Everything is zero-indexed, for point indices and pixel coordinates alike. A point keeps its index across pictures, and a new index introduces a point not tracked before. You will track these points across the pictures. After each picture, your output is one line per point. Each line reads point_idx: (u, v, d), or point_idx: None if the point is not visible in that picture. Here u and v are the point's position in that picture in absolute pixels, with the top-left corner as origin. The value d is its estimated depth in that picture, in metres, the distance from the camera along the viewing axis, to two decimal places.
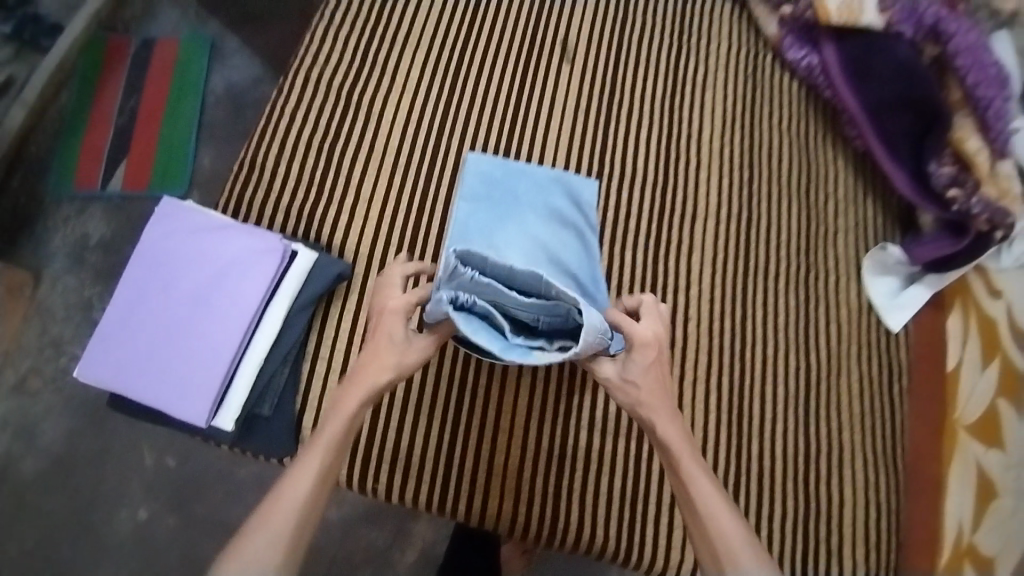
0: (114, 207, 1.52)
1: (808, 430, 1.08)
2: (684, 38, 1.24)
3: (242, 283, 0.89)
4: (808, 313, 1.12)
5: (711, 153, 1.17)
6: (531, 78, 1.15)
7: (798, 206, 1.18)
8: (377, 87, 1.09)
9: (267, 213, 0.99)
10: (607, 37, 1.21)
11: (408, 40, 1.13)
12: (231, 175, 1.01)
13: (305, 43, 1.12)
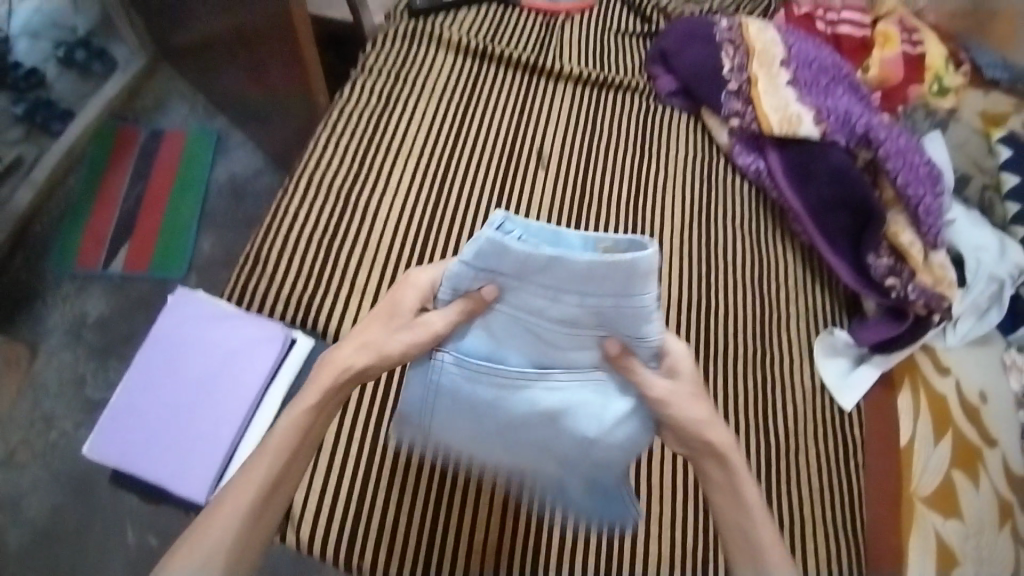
0: (113, 287, 1.58)
1: (772, 505, 1.15)
2: (643, 150, 1.43)
3: (246, 368, 1.03)
4: (766, 393, 1.23)
5: (672, 249, 1.32)
6: (510, 182, 1.30)
7: (751, 296, 1.30)
8: (373, 188, 1.21)
9: (268, 303, 1.08)
10: (577, 150, 1.40)
11: (401, 148, 1.28)
12: (237, 268, 1.11)
13: (308, 149, 1.25)
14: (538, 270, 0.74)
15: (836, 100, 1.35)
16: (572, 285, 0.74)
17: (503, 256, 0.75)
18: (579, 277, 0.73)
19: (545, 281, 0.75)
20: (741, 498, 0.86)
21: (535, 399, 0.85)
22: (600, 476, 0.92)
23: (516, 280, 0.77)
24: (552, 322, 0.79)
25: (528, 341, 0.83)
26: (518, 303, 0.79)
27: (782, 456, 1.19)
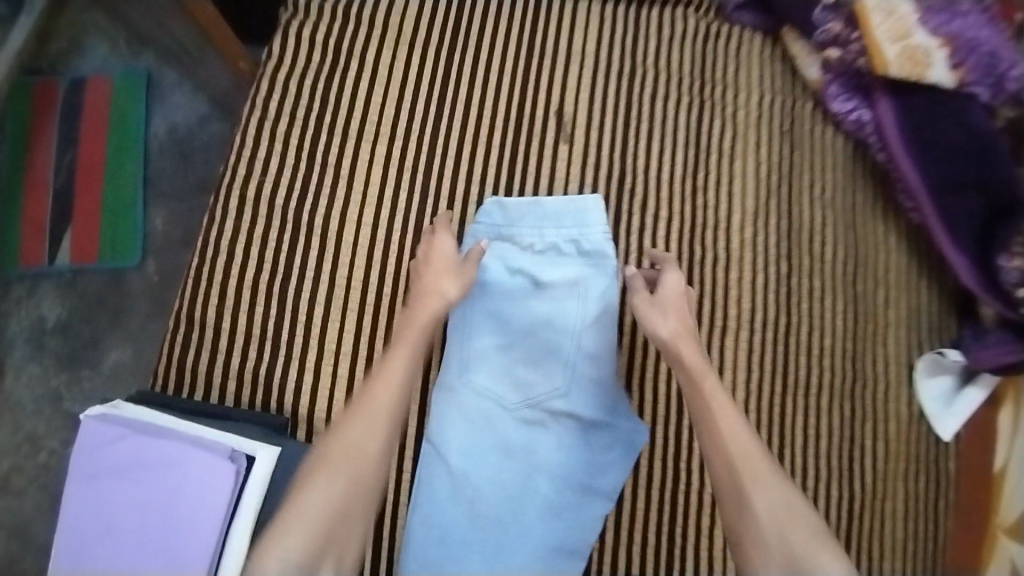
0: (66, 285, 1.33)
1: (868, 563, 0.96)
2: (703, 95, 1.06)
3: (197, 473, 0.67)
4: (857, 427, 0.98)
5: (740, 246, 1.01)
6: (520, 162, 0.98)
7: (844, 305, 1.02)
8: (334, 196, 0.91)
9: (222, 380, 0.81)
10: (610, 100, 1.03)
11: (371, 125, 0.95)
12: (175, 330, 0.83)
13: (248, 141, 0.93)
14: (526, 214, 0.94)
15: (970, 23, 0.98)
16: (548, 220, 0.93)
17: (506, 212, 0.94)
18: (553, 210, 0.94)
19: (532, 222, 0.94)
20: (706, 395, 0.77)
21: (537, 310, 0.91)
22: (600, 380, 0.90)
23: (512, 228, 0.94)
24: (542, 257, 0.93)
25: (525, 264, 0.93)
26: (507, 245, 0.94)
27: (873, 503, 0.97)
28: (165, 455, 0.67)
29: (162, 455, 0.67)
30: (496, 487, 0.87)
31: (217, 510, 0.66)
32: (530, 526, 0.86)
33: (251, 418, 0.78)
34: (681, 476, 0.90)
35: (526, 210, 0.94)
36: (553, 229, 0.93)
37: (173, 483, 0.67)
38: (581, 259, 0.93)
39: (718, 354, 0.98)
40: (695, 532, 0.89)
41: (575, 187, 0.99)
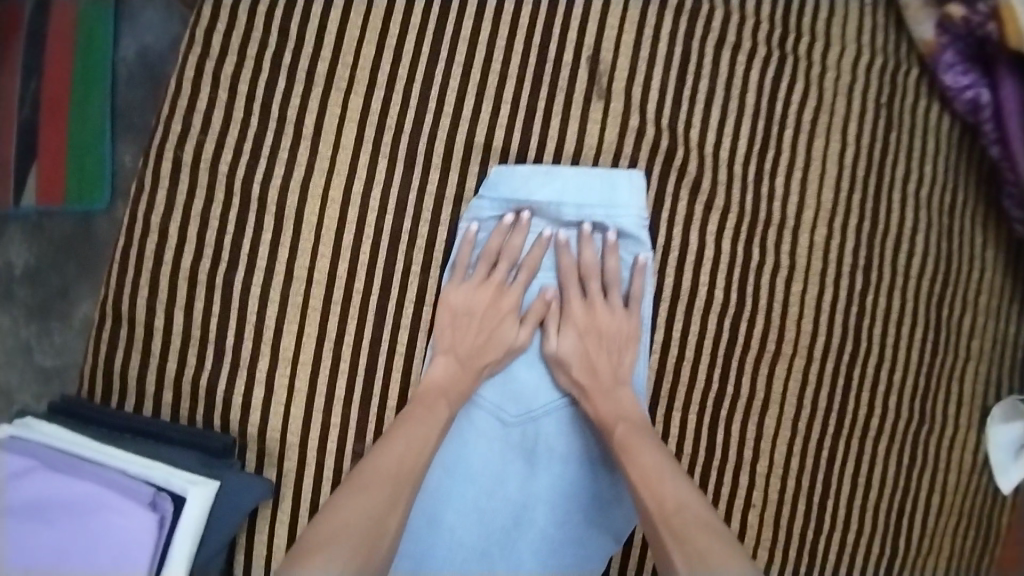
0: (33, 229, 1.19)
1: None
2: (787, 47, 0.79)
3: (120, 518, 0.58)
4: (912, 477, 0.83)
5: (810, 251, 0.79)
6: (537, 124, 0.74)
7: (924, 331, 0.82)
8: (296, 164, 0.72)
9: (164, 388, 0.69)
10: (662, 44, 0.76)
11: (343, 67, 0.73)
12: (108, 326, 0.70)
13: (188, 86, 0.72)
14: (540, 184, 0.72)
15: None
16: (568, 193, 0.72)
17: (516, 184, 0.72)
18: (576, 181, 0.72)
19: (547, 194, 0.72)
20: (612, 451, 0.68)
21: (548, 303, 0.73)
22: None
23: (521, 205, 0.72)
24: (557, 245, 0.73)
25: (534, 252, 0.72)
26: (515, 224, 0.72)
27: (916, 560, 0.84)
28: (80, 493, 0.59)
29: (72, 493, 0.59)
30: (484, 519, 0.72)
31: (133, 559, 0.58)
32: (520, 563, 0.73)
33: (188, 438, 0.67)
34: None
35: (541, 183, 0.72)
36: (574, 209, 0.72)
37: (85, 524, 0.58)
38: (605, 249, 0.73)
39: (767, 386, 0.78)
40: None
41: (608, 158, 0.75)
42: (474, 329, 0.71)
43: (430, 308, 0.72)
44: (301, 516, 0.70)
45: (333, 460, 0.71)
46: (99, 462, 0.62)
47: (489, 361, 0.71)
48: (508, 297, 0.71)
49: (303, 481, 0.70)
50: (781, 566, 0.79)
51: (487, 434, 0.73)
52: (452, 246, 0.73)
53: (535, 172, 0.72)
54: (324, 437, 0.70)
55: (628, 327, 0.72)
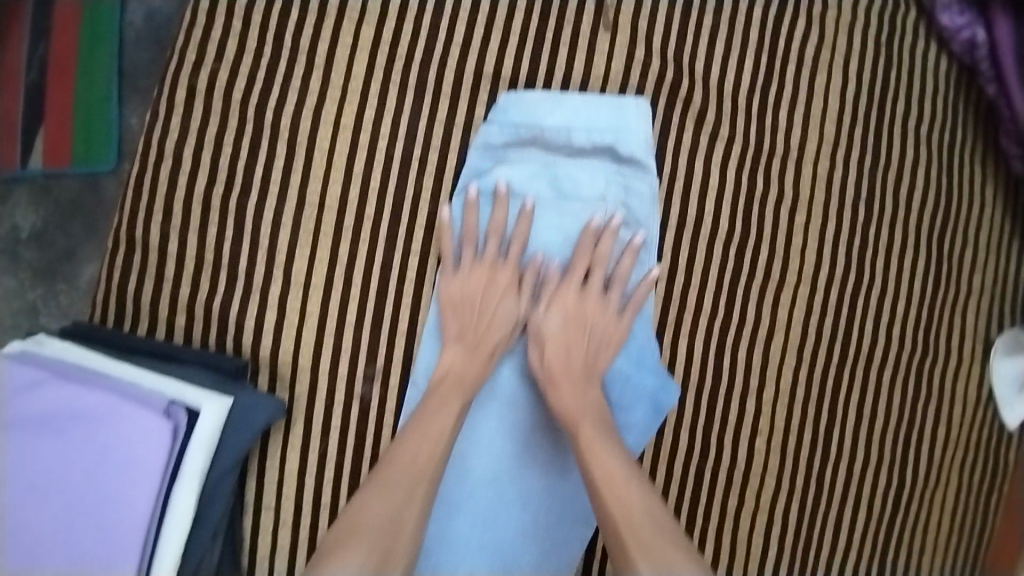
0: (40, 191, 1.19)
1: (894, 554, 0.85)
2: None
3: (132, 433, 0.59)
4: (914, 409, 0.83)
5: (814, 183, 0.79)
6: (545, 52, 0.74)
7: (927, 264, 0.83)
8: (305, 89, 0.71)
9: (177, 312, 0.70)
10: None
11: None
12: (119, 253, 0.69)
13: (196, 13, 0.72)
14: (550, 107, 0.73)
15: None
16: (578, 118, 0.73)
17: (525, 107, 0.72)
18: (585, 108, 0.73)
19: (557, 120, 0.73)
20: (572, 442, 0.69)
21: (556, 226, 0.73)
22: (629, 320, 0.75)
23: (532, 127, 0.72)
24: (566, 165, 0.73)
25: (544, 173, 0.73)
26: (524, 146, 0.73)
27: (922, 492, 0.85)
28: (92, 406, 0.59)
29: (86, 406, 0.59)
30: (495, 444, 0.74)
31: (150, 470, 0.58)
32: (530, 488, 0.74)
33: (199, 359, 0.67)
34: (710, 448, 0.78)
35: (551, 106, 0.72)
36: (583, 132, 0.73)
37: (101, 435, 0.59)
38: (614, 170, 0.73)
39: (772, 314, 0.79)
40: (719, 514, 0.79)
41: (616, 86, 0.75)
42: (473, 310, 0.70)
43: (440, 233, 0.73)
44: (313, 441, 0.71)
45: (345, 384, 0.71)
46: (111, 376, 0.61)
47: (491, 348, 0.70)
48: (502, 274, 0.71)
49: (314, 405, 0.71)
50: (788, 495, 0.81)
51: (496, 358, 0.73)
52: (462, 167, 0.73)
53: (545, 96, 0.72)
54: (335, 360, 0.71)
55: (616, 324, 0.73)
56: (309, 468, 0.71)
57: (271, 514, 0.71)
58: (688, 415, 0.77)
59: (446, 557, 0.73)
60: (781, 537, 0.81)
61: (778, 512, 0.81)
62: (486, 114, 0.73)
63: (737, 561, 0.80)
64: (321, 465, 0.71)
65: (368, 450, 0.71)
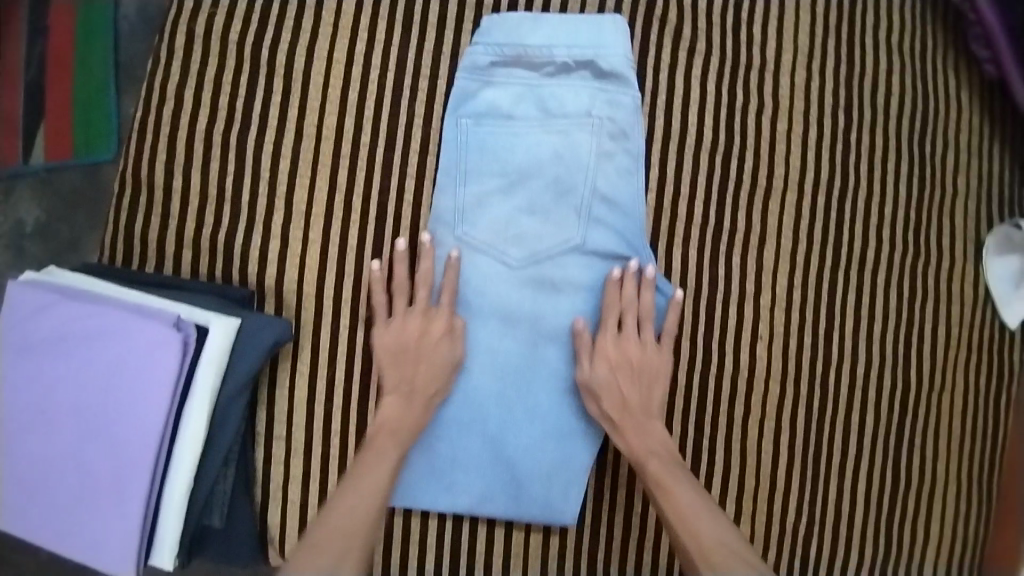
0: (42, 185, 1.21)
1: (906, 459, 0.85)
2: None
3: (144, 352, 0.60)
4: (912, 310, 0.84)
5: (792, 92, 0.82)
6: None
7: (911, 166, 0.84)
8: (298, 29, 0.75)
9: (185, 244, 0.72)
10: None
11: None
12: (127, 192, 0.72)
13: None
14: (531, 28, 0.75)
15: None
16: (558, 36, 0.75)
17: (507, 29, 0.75)
18: (565, 26, 0.75)
19: (539, 39, 0.75)
20: (617, 440, 0.71)
21: (543, 142, 0.74)
22: (624, 232, 0.75)
23: (515, 48, 0.75)
24: (550, 82, 0.74)
25: (529, 92, 0.74)
26: (509, 66, 0.75)
27: (928, 395, 0.85)
28: (104, 326, 0.61)
29: (99, 326, 0.61)
30: (498, 362, 0.74)
31: (162, 389, 0.60)
32: (538, 403, 0.75)
33: (206, 288, 0.69)
34: (713, 354, 0.79)
35: (532, 27, 0.75)
36: (564, 49, 0.75)
37: (113, 354, 0.60)
38: (597, 84, 0.75)
39: (763, 220, 0.80)
40: (727, 421, 0.80)
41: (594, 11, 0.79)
42: (408, 360, 0.70)
43: (433, 156, 0.75)
44: (321, 365, 0.73)
45: (348, 308, 0.72)
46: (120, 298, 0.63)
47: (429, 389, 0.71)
48: (436, 321, 0.71)
49: (321, 328, 0.72)
50: (795, 402, 0.81)
51: (494, 275, 0.73)
52: (451, 92, 0.75)
53: (526, 18, 0.75)
54: (339, 283, 0.72)
55: (660, 361, 0.73)
56: (319, 394, 0.72)
57: (283, 442, 0.72)
58: (688, 323, 0.79)
59: (459, 474, 0.75)
60: (790, 443, 0.81)
61: (786, 418, 0.81)
62: (471, 39, 0.76)
63: (750, 470, 0.81)
64: (331, 390, 0.73)
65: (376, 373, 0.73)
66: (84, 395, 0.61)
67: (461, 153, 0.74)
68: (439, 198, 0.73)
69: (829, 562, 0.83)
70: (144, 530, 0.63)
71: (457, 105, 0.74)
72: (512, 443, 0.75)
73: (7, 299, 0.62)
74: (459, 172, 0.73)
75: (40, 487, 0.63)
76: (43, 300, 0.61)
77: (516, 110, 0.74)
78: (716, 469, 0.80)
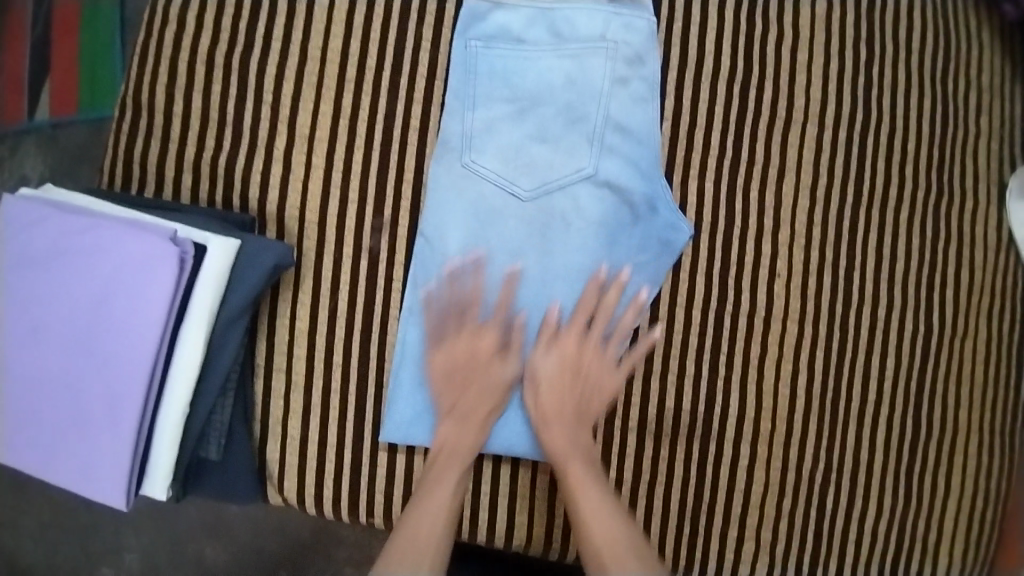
0: (49, 142, 1.18)
1: (927, 409, 0.81)
2: None
3: (141, 268, 0.59)
4: (935, 253, 0.81)
5: (812, 22, 0.79)
6: None
7: (934, 102, 0.81)
8: None
9: (197, 167, 0.74)
10: None
11: None
12: (143, 117, 0.75)
13: None
14: None
15: None
16: None
17: None
18: None
19: None
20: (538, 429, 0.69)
21: (555, 68, 0.71)
22: (637, 160, 0.72)
23: None
24: (562, 6, 0.72)
25: (539, 16, 0.72)
26: None
27: (951, 342, 0.82)
28: (102, 241, 0.59)
29: (97, 241, 0.59)
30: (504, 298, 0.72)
31: (157, 306, 0.58)
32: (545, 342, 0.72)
33: (208, 213, 0.67)
34: (728, 292, 0.77)
35: None
36: None
37: (111, 270, 0.59)
38: (611, 9, 0.72)
39: (781, 153, 0.78)
40: (742, 361, 0.77)
41: None
42: (462, 381, 0.70)
43: (442, 81, 0.74)
44: (324, 287, 0.73)
45: (353, 234, 0.73)
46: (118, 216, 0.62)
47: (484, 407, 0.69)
48: (486, 337, 0.69)
49: (325, 253, 0.73)
50: (811, 343, 0.78)
51: (502, 204, 0.71)
52: (460, 17, 0.74)
53: None
54: (341, 208, 0.73)
55: (614, 380, 0.70)
56: (320, 322, 0.73)
57: (283, 374, 0.73)
58: (702, 258, 0.76)
59: None
60: (805, 386, 0.78)
61: (803, 359, 0.78)
62: None
63: (765, 412, 0.78)
64: (333, 319, 0.73)
65: (379, 302, 0.73)
66: (82, 311, 0.60)
67: (470, 77, 0.72)
68: (448, 125, 0.72)
69: (844, 512, 0.80)
70: (139, 453, 0.61)
71: (466, 29, 0.72)
72: None
73: (7, 212, 0.61)
74: (467, 97, 0.72)
75: (33, 405, 0.61)
76: (42, 216, 0.60)
77: (526, 34, 0.72)
78: (729, 411, 0.78)
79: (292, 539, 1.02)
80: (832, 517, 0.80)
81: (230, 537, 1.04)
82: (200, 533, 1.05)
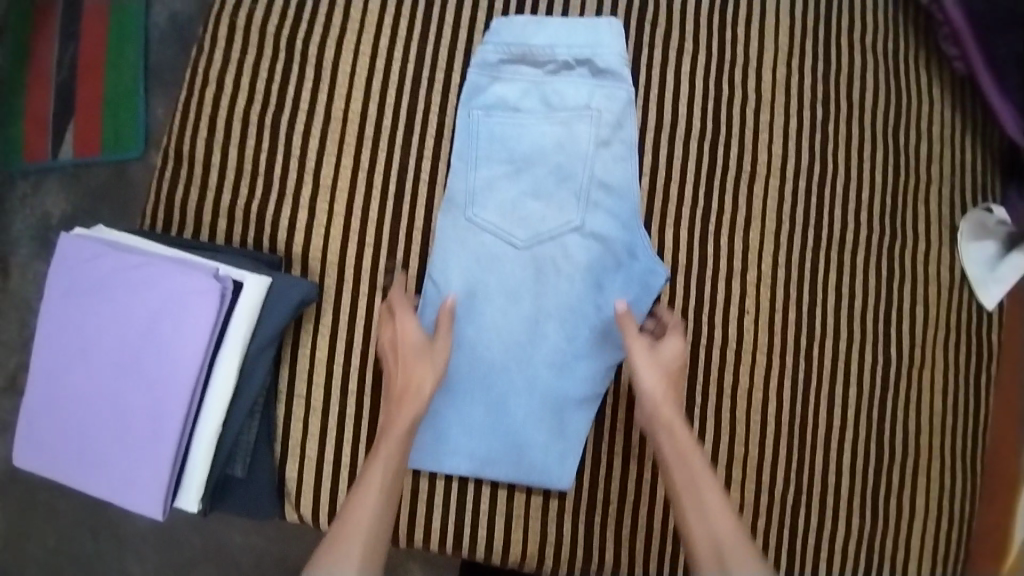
0: (70, 181, 1.20)
1: (891, 435, 0.89)
2: None
3: (186, 302, 0.66)
4: (892, 292, 0.89)
5: (775, 87, 0.89)
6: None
7: (886, 157, 0.91)
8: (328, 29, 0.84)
9: (226, 215, 0.82)
10: None
11: None
12: (178, 170, 0.83)
13: None
14: (536, 31, 0.81)
15: None
16: (560, 38, 0.81)
17: (515, 32, 0.82)
18: (566, 28, 0.81)
19: (544, 39, 0.81)
20: (658, 410, 0.69)
21: (546, 133, 0.80)
22: (619, 213, 0.81)
23: (521, 47, 0.81)
24: (552, 79, 0.81)
25: (533, 88, 0.81)
26: (515, 64, 0.82)
27: (911, 372, 0.90)
28: (152, 278, 0.67)
29: (148, 278, 0.67)
30: (501, 334, 0.79)
31: (199, 337, 0.65)
32: (538, 377, 0.79)
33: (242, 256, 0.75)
34: (703, 330, 0.85)
35: (536, 30, 0.81)
36: (565, 49, 0.81)
37: (160, 302, 0.66)
38: (595, 82, 0.81)
39: (748, 204, 0.87)
40: (717, 390, 0.85)
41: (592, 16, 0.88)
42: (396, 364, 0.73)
43: (445, 141, 0.82)
44: (338, 325, 0.80)
45: (365, 277, 0.81)
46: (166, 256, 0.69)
47: (415, 382, 0.72)
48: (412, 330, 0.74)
49: (340, 294, 0.80)
50: (780, 374, 0.86)
51: (499, 252, 0.79)
52: (463, 87, 0.83)
53: (530, 22, 0.82)
54: (355, 254, 0.81)
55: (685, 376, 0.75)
56: (336, 356, 0.80)
57: (302, 402, 0.80)
58: (680, 299, 0.85)
59: (464, 439, 0.80)
60: (777, 414, 0.86)
61: (774, 389, 0.86)
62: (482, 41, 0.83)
63: (739, 437, 0.85)
64: (347, 353, 0.80)
65: None
66: (131, 341, 0.66)
67: (472, 142, 0.81)
68: (452, 180, 0.80)
69: (817, 532, 0.87)
70: (174, 471, 0.67)
71: (469, 100, 0.81)
72: (515, 412, 0.80)
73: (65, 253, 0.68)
74: (469, 159, 0.80)
75: (82, 426, 0.67)
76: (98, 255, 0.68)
77: (521, 103, 0.81)
78: (705, 437, 0.85)
79: (296, 563, 1.06)
80: (806, 535, 0.86)
81: (236, 563, 1.08)
82: (207, 559, 1.08)
